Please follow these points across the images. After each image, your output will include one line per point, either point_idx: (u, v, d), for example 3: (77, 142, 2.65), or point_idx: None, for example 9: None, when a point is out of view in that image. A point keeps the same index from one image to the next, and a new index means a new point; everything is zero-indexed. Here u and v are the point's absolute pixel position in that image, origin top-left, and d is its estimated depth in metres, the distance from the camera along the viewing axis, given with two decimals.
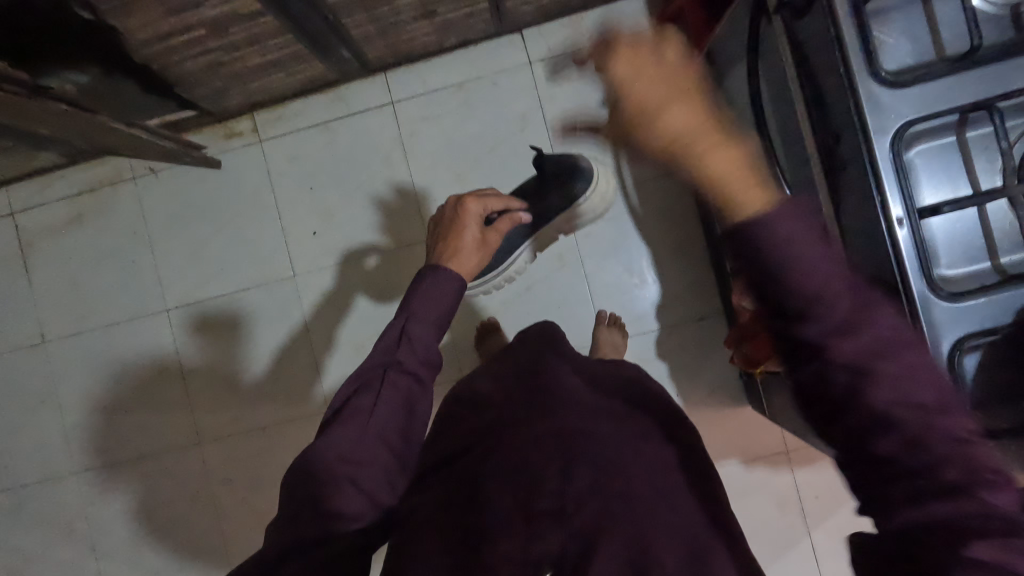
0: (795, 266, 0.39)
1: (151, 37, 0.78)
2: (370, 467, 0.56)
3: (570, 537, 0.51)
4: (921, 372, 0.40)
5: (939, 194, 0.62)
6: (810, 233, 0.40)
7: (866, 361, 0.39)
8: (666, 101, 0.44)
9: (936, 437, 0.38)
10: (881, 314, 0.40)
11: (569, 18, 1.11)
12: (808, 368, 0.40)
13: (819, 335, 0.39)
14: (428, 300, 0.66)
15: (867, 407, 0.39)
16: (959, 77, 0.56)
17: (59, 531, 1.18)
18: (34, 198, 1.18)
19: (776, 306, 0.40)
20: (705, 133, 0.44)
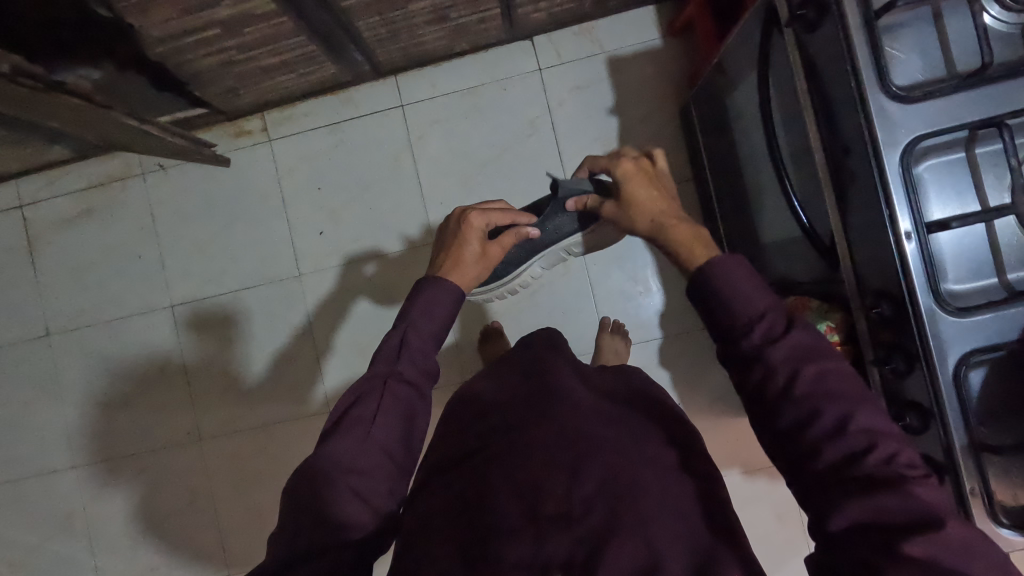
0: (730, 306, 0.52)
1: (166, 35, 0.79)
2: (374, 475, 0.53)
3: (576, 541, 0.48)
4: (845, 375, 0.47)
5: (947, 210, 0.62)
6: (750, 285, 0.52)
7: (801, 363, 0.47)
8: (648, 206, 0.65)
9: (855, 428, 0.44)
10: (809, 337, 0.49)
11: (580, 27, 1.12)
12: (753, 370, 0.49)
13: (752, 346, 0.50)
14: (427, 312, 0.64)
15: (800, 401, 0.46)
16: (969, 94, 0.56)
17: (57, 524, 1.18)
18: (43, 192, 1.19)
19: (720, 326, 0.53)
20: (676, 228, 0.63)
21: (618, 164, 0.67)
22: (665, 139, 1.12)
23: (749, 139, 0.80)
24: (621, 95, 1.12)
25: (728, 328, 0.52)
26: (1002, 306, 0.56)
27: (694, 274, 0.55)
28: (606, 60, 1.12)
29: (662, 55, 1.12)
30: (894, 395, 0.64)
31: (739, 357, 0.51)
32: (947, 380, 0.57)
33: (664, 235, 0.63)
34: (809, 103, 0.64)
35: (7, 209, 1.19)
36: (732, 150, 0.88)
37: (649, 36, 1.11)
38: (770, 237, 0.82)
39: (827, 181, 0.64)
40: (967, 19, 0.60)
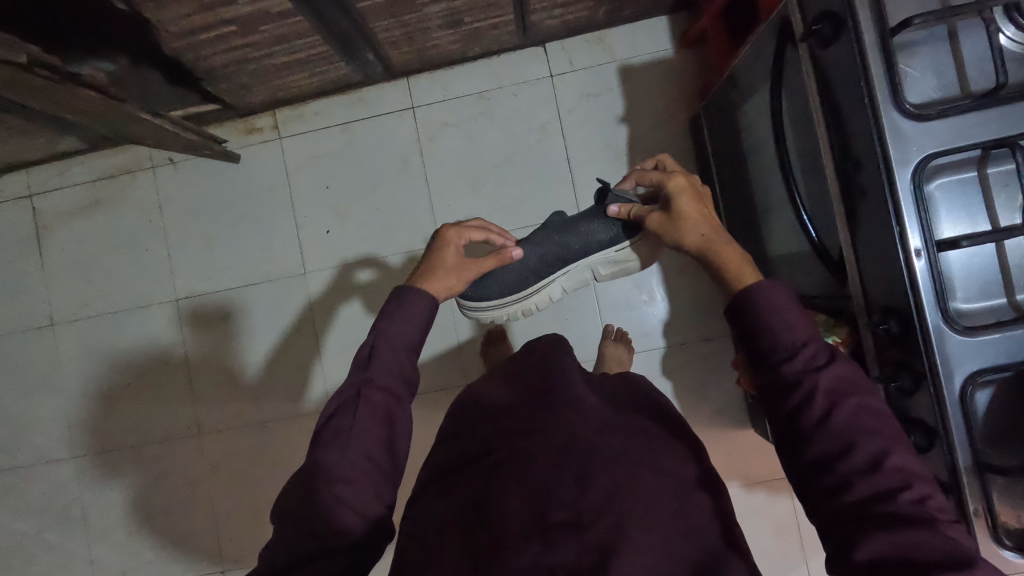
0: (776, 336, 0.53)
1: (182, 31, 0.79)
2: (359, 482, 0.52)
3: (584, 549, 0.47)
4: (879, 413, 0.49)
5: (958, 229, 0.62)
6: (791, 318, 0.53)
7: (841, 396, 0.48)
8: (697, 237, 0.65)
9: (890, 465, 0.45)
10: (856, 375, 0.50)
11: (593, 35, 1.12)
12: (791, 398, 0.50)
13: (793, 373, 0.51)
14: (399, 319, 0.61)
15: (836, 433, 0.47)
16: (983, 114, 0.56)
17: (53, 514, 1.18)
18: (52, 182, 1.19)
19: (759, 352, 0.53)
20: (724, 258, 0.63)
21: (670, 178, 0.67)
22: (674, 149, 1.12)
23: (759, 153, 0.81)
24: (632, 104, 1.12)
25: (772, 354, 0.52)
26: (1010, 327, 0.56)
27: (735, 299, 0.56)
28: (617, 69, 1.12)
29: (673, 66, 1.12)
30: (898, 412, 0.64)
31: (777, 383, 0.51)
32: (953, 399, 0.57)
33: (710, 253, 0.64)
34: (821, 118, 0.64)
35: (17, 198, 1.19)
36: (741, 162, 0.88)
37: (662, 46, 1.12)
38: (777, 250, 0.83)
39: (838, 196, 0.64)
40: (982, 39, 0.60)
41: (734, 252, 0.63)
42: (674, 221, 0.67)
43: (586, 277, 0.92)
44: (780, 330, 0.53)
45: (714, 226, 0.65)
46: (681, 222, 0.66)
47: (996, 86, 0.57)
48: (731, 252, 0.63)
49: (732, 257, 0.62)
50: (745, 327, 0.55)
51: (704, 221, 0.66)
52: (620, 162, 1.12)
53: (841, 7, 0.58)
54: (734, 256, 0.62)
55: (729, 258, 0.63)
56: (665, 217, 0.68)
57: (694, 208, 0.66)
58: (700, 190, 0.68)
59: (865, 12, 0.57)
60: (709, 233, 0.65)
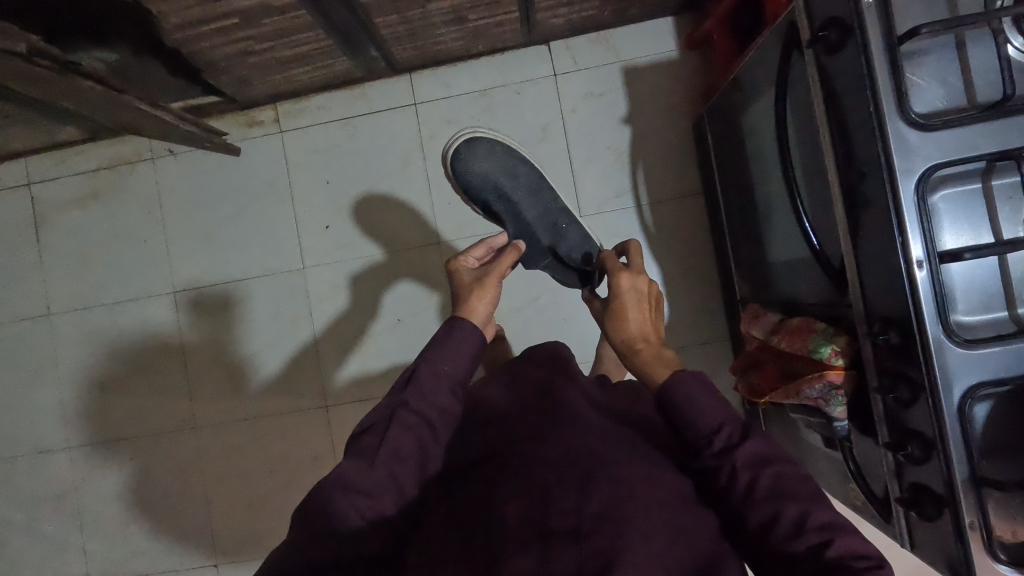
0: (693, 427, 0.53)
1: (185, 23, 0.79)
2: (380, 497, 0.52)
3: (584, 557, 0.46)
4: (800, 477, 0.50)
5: (960, 240, 0.62)
6: (705, 411, 0.53)
7: (761, 468, 0.49)
8: (631, 338, 0.61)
9: (812, 525, 0.46)
10: (774, 447, 0.51)
11: (597, 34, 1.11)
12: (717, 479, 0.51)
13: (714, 456, 0.52)
14: (451, 350, 0.61)
15: (761, 503, 0.48)
16: (988, 125, 0.56)
17: (48, 503, 1.18)
18: (52, 171, 1.19)
19: (683, 440, 0.54)
20: (643, 360, 0.60)
21: (619, 278, 0.63)
22: (678, 152, 1.11)
23: (762, 158, 0.80)
24: (635, 105, 1.12)
25: (691, 440, 0.53)
26: (1010, 341, 0.55)
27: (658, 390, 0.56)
28: (621, 69, 1.12)
29: (677, 67, 1.11)
30: (896, 426, 0.63)
31: (705, 468, 0.53)
32: (952, 412, 0.57)
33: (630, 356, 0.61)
34: (826, 125, 0.63)
35: (15, 186, 1.19)
36: (743, 164, 0.88)
37: (667, 47, 1.11)
38: (777, 256, 0.82)
39: (841, 204, 0.64)
40: (989, 50, 0.60)
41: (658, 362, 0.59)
42: (614, 314, 0.62)
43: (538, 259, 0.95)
44: (690, 420, 0.53)
45: (648, 325, 0.62)
46: (631, 319, 0.62)
47: (1004, 98, 0.56)
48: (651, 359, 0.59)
49: (652, 367, 0.59)
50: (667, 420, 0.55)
51: (641, 321, 0.62)
52: (622, 163, 1.11)
53: (849, 13, 0.57)
54: (654, 364, 0.59)
55: (654, 367, 0.59)
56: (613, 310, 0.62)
57: (641, 310, 0.62)
58: (650, 293, 0.64)
59: (873, 18, 0.56)
60: (640, 333, 0.61)
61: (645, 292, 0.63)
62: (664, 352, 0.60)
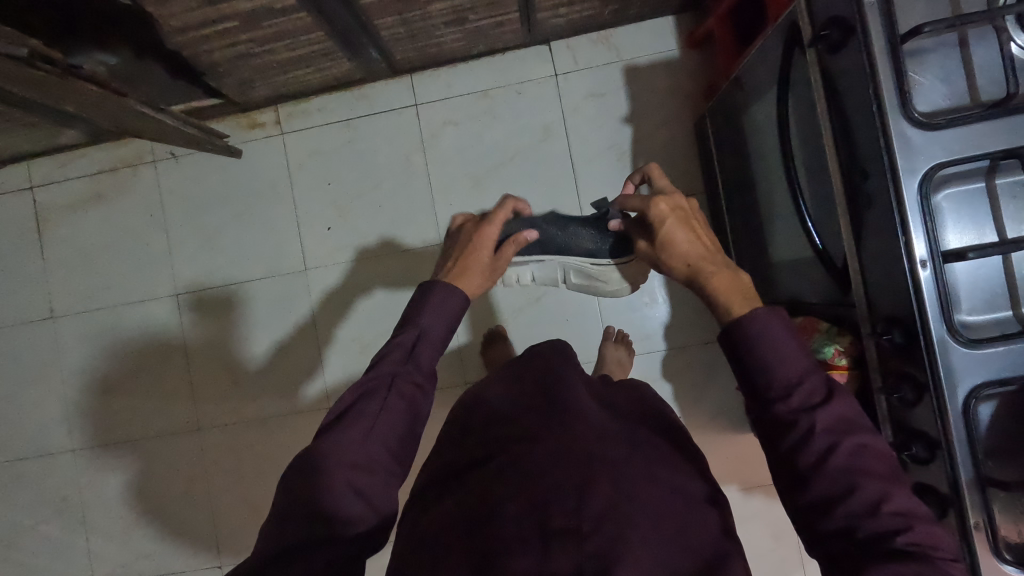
0: (768, 373, 0.52)
1: (185, 26, 0.79)
2: (373, 470, 0.54)
3: (583, 557, 0.46)
4: (879, 451, 0.49)
5: (964, 239, 0.61)
6: (783, 354, 0.52)
7: (840, 437, 0.48)
8: (694, 266, 0.61)
9: (888, 509, 0.46)
10: (857, 413, 0.50)
11: (598, 34, 1.11)
12: (790, 436, 0.50)
13: (789, 412, 0.50)
14: (439, 314, 0.65)
15: (836, 475, 0.47)
16: (992, 124, 0.56)
17: (53, 506, 1.18)
18: (53, 174, 1.19)
19: (754, 387, 0.53)
20: (715, 285, 0.60)
21: (653, 206, 0.63)
22: (679, 152, 1.11)
23: (764, 157, 0.80)
24: (636, 105, 1.11)
25: (764, 389, 0.52)
26: (1014, 341, 0.55)
27: (728, 326, 0.56)
28: (622, 69, 1.11)
29: (678, 66, 1.11)
30: (899, 425, 0.63)
31: (775, 421, 0.51)
32: (956, 412, 0.57)
33: (698, 283, 0.61)
34: (828, 124, 0.63)
35: (18, 189, 1.19)
36: (744, 163, 0.88)
37: (668, 46, 1.11)
38: (780, 256, 0.82)
39: (843, 204, 0.63)
40: (992, 48, 0.59)
41: (727, 287, 0.59)
42: (666, 246, 0.63)
43: (554, 277, 0.90)
44: (768, 367, 0.52)
45: (699, 248, 0.62)
46: (685, 248, 0.62)
47: (1008, 96, 0.56)
48: (720, 285, 0.60)
49: (720, 292, 0.59)
50: (737, 363, 0.54)
51: (689, 245, 0.62)
52: (624, 162, 1.11)
53: (851, 12, 0.57)
54: (722, 291, 0.59)
55: (721, 291, 0.59)
56: (662, 242, 0.63)
57: (690, 236, 0.62)
58: (689, 213, 0.64)
59: (875, 17, 0.56)
60: (700, 260, 0.61)
61: (686, 217, 0.63)
62: (734, 272, 0.61)
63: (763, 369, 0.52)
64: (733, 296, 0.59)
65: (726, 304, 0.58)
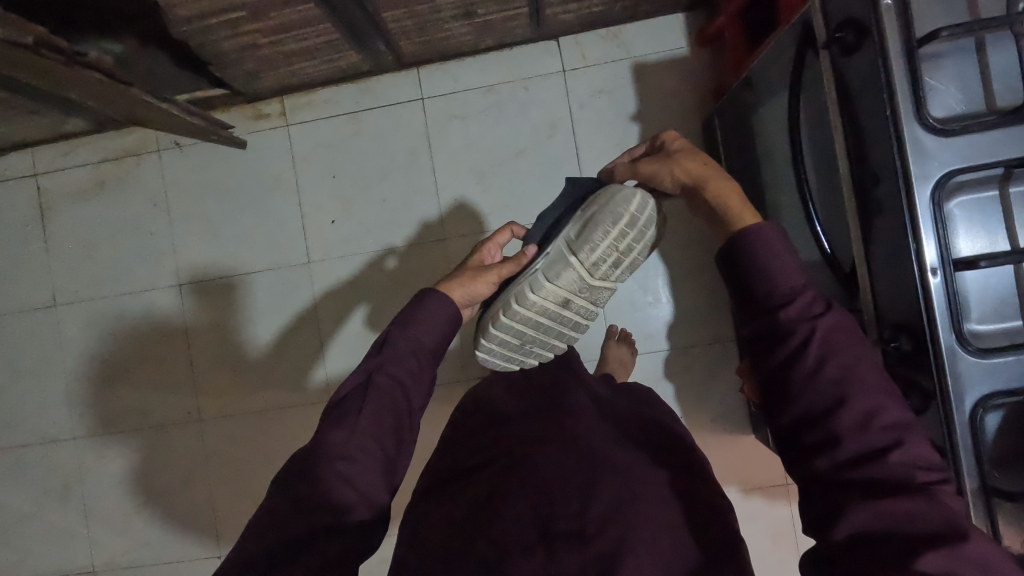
0: (769, 281, 0.52)
1: (192, 16, 0.78)
2: (363, 465, 0.54)
3: (587, 561, 0.46)
4: (874, 367, 0.48)
5: (976, 246, 0.61)
6: (785, 256, 0.52)
7: (838, 348, 0.48)
8: (703, 170, 0.64)
9: (879, 425, 0.46)
10: (856, 327, 0.49)
11: (607, 30, 1.10)
12: (787, 344, 0.49)
13: (788, 320, 0.50)
14: (420, 316, 0.64)
15: (828, 387, 0.47)
16: (1008, 130, 0.55)
17: (53, 493, 1.19)
18: (58, 162, 1.18)
19: (753, 297, 0.53)
20: (718, 187, 0.62)
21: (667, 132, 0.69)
22: None
23: (773, 157, 0.79)
24: (644, 103, 1.11)
25: (764, 298, 0.52)
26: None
27: (732, 238, 0.55)
28: (631, 66, 1.10)
29: (688, 64, 1.10)
30: None
31: (771, 329, 0.50)
32: (963, 421, 0.56)
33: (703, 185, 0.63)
34: (840, 128, 0.62)
35: (22, 176, 1.19)
36: (753, 163, 0.87)
37: (677, 44, 1.10)
38: None
39: (853, 208, 0.63)
40: (1011, 53, 0.58)
41: (728, 190, 0.61)
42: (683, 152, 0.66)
43: (570, 260, 0.73)
44: (767, 274, 0.52)
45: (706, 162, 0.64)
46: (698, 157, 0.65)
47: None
48: (723, 188, 0.62)
49: (722, 194, 0.61)
50: (738, 275, 0.54)
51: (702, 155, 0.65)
52: None
53: (867, 15, 0.56)
54: (724, 194, 0.61)
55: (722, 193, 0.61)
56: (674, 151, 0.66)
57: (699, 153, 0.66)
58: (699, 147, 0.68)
59: (892, 20, 0.55)
60: (709, 167, 0.64)
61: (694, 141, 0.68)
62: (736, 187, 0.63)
63: (764, 277, 0.52)
64: (731, 198, 0.61)
65: (725, 202, 0.60)
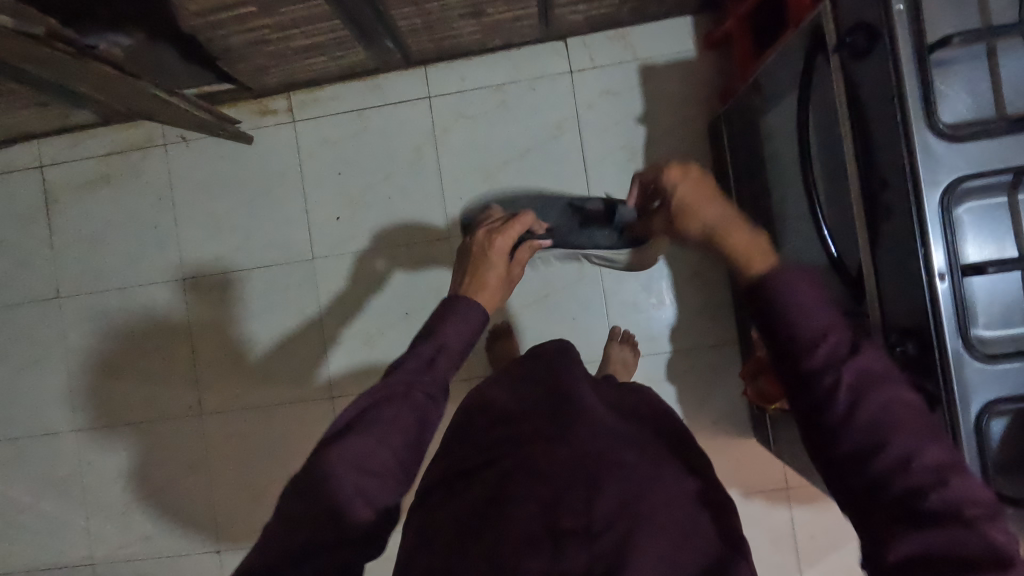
0: (789, 329, 0.49)
1: (201, 10, 0.78)
2: (382, 476, 0.55)
3: (594, 559, 0.47)
4: (910, 405, 0.45)
5: (983, 252, 0.61)
6: (803, 302, 0.49)
7: (866, 391, 0.45)
8: (714, 223, 0.62)
9: (922, 467, 0.42)
10: (886, 367, 0.46)
11: (615, 31, 1.10)
12: (814, 390, 0.46)
13: (813, 367, 0.47)
14: (458, 328, 0.67)
15: (863, 431, 0.44)
16: (1017, 138, 0.55)
17: (53, 485, 1.19)
18: (63, 154, 1.18)
19: (776, 344, 0.49)
20: (731, 235, 0.59)
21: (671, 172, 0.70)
22: (692, 153, 1.10)
23: (780, 161, 0.80)
24: (651, 105, 1.11)
25: (786, 345, 0.49)
26: None
27: (747, 283, 0.52)
28: (638, 68, 1.11)
29: (695, 67, 1.10)
30: None
31: (797, 377, 0.48)
32: (969, 427, 0.56)
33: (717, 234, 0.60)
34: (849, 133, 0.63)
35: (26, 168, 1.19)
36: (760, 167, 0.87)
37: (685, 47, 1.10)
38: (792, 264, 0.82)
39: (861, 212, 0.63)
40: (1020, 60, 0.58)
41: (741, 238, 0.58)
42: (687, 206, 0.66)
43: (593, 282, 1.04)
44: (785, 319, 0.49)
45: (718, 214, 0.63)
46: (711, 209, 0.64)
47: None
48: (734, 237, 0.58)
49: (734, 242, 0.58)
50: (757, 321, 0.51)
51: (711, 206, 0.64)
52: (636, 162, 1.11)
53: (878, 20, 0.57)
54: (737, 242, 0.57)
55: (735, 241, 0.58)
56: (683, 206, 0.66)
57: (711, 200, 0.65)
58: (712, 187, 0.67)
59: (903, 26, 0.55)
60: (720, 219, 0.62)
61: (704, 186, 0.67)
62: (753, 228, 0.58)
63: (782, 324, 0.49)
64: (743, 244, 0.57)
65: (736, 249, 0.57)
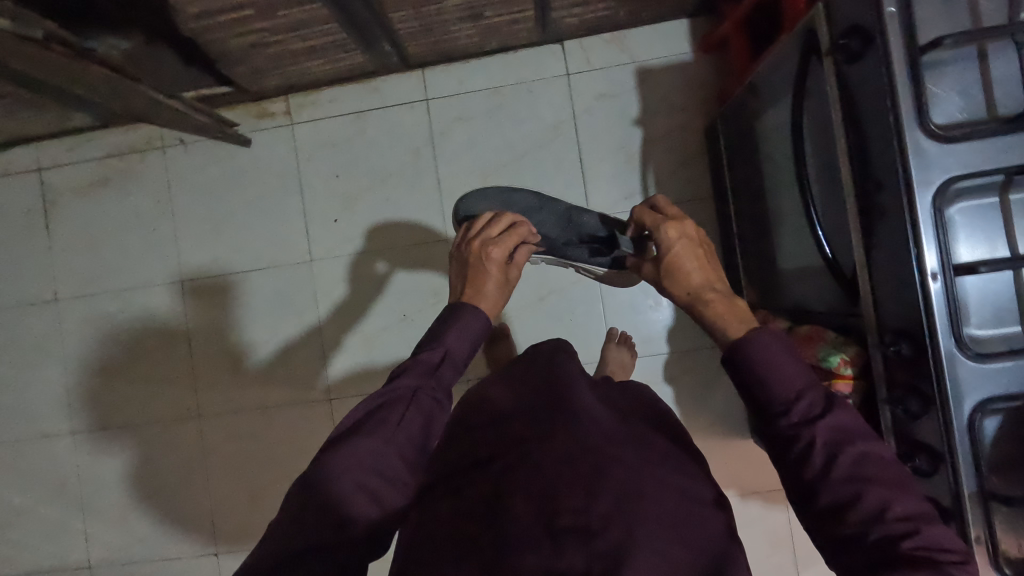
0: (768, 392, 0.53)
1: (200, 13, 0.79)
2: (387, 478, 0.56)
3: (592, 556, 0.47)
4: (884, 460, 0.49)
5: (976, 252, 0.61)
6: (782, 368, 0.53)
7: (842, 446, 0.49)
8: (696, 292, 0.63)
9: (896, 516, 0.46)
10: (859, 423, 0.50)
11: (611, 34, 1.11)
12: (794, 448, 0.50)
13: (792, 426, 0.51)
14: (461, 333, 0.68)
15: (840, 485, 0.48)
16: (1008, 139, 0.56)
17: (51, 487, 1.18)
18: (61, 157, 1.19)
19: (758, 405, 0.53)
20: (717, 309, 0.61)
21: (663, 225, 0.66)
22: (688, 155, 1.11)
23: (776, 163, 0.80)
24: (647, 107, 1.11)
25: (767, 406, 0.53)
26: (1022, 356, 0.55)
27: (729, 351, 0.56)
28: (634, 71, 1.11)
29: (691, 69, 1.11)
30: (903, 435, 0.63)
31: (778, 436, 0.52)
32: (961, 425, 0.57)
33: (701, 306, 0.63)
34: (842, 134, 0.63)
35: (25, 171, 1.19)
36: (755, 168, 0.88)
37: (681, 50, 1.11)
38: (787, 264, 0.82)
39: (854, 213, 0.63)
40: (1011, 62, 0.59)
41: (726, 311, 0.61)
42: (671, 271, 0.65)
43: None
44: (764, 381, 0.53)
45: (696, 284, 0.64)
46: (692, 271, 0.64)
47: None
48: (719, 311, 0.61)
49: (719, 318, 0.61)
50: (739, 384, 0.55)
51: (692, 270, 0.64)
52: (632, 164, 1.11)
53: (870, 22, 0.57)
54: (723, 317, 0.61)
55: (721, 316, 0.61)
56: (667, 266, 0.65)
57: (692, 259, 0.65)
58: (696, 240, 0.66)
59: (896, 28, 0.56)
60: (702, 287, 0.63)
61: (689, 239, 0.66)
62: (735, 299, 0.62)
63: (761, 386, 0.53)
64: (730, 321, 0.60)
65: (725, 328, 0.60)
